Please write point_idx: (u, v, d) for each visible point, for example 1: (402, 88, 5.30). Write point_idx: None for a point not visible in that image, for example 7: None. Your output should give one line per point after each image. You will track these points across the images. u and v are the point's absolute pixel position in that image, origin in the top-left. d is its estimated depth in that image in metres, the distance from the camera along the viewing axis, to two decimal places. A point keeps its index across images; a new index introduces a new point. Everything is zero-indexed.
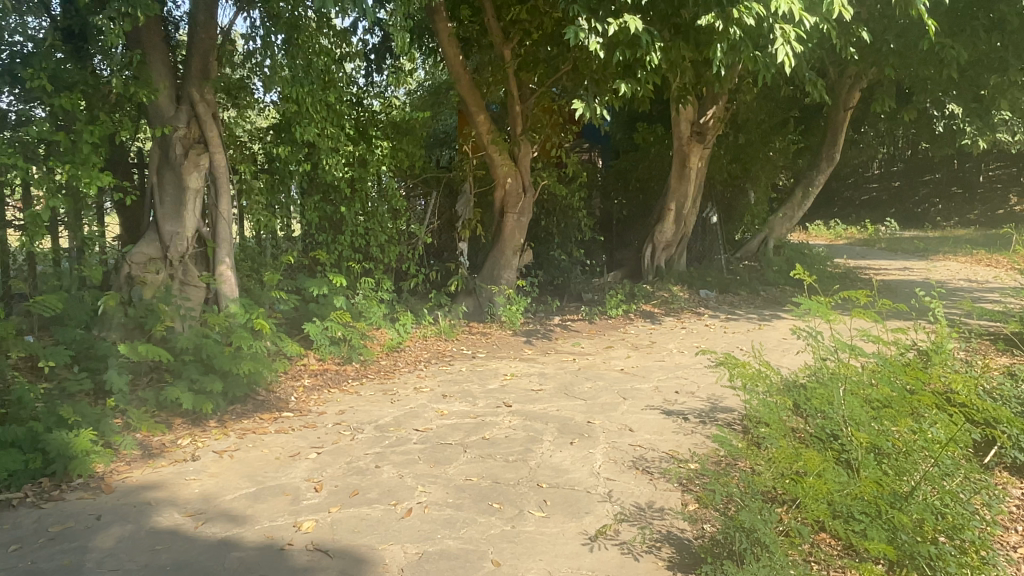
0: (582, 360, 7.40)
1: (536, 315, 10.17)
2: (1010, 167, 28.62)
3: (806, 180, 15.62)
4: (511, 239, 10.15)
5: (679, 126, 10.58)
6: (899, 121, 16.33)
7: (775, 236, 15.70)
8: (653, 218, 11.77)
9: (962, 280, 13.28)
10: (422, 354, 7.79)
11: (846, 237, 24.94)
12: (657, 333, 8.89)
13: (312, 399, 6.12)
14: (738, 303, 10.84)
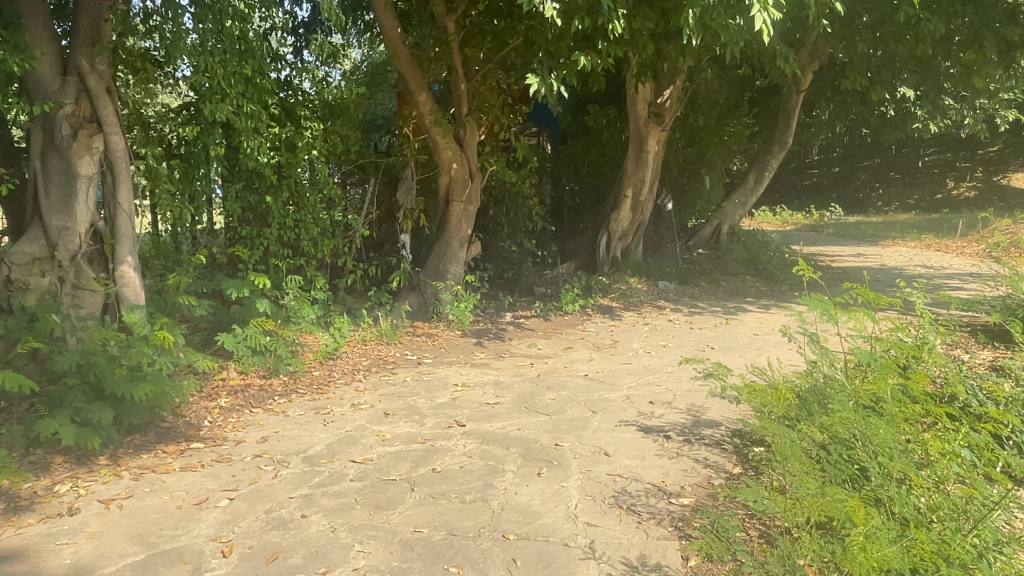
0: (540, 364, 6.66)
1: (487, 312, 9.38)
2: (945, 152, 29.19)
3: (759, 166, 15.26)
4: (458, 231, 9.35)
5: (636, 108, 9.94)
6: (849, 105, 16.11)
7: (728, 224, 15.32)
8: (608, 206, 11.12)
9: (917, 267, 13.07)
10: (361, 362, 6.92)
11: (792, 224, 24.95)
12: (619, 330, 8.22)
13: (229, 423, 5.20)
14: (699, 296, 10.29)
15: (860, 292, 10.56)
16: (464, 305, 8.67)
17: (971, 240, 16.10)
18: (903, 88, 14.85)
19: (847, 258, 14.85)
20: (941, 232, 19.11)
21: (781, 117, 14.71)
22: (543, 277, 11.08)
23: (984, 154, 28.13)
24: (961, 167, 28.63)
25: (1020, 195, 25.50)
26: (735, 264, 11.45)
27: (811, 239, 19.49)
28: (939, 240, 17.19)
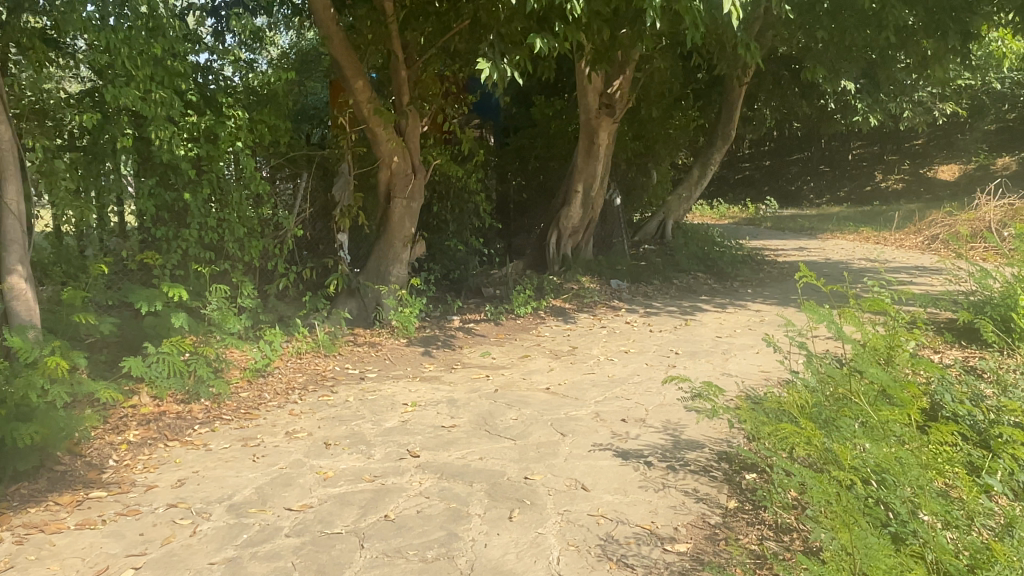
0: (497, 377, 6.10)
1: (433, 317, 8.75)
2: (873, 145, 29.96)
3: (704, 159, 15.06)
4: (400, 230, 8.69)
5: (586, 100, 9.47)
6: (790, 98, 16.10)
7: (674, 218, 15.08)
8: (558, 201, 10.63)
9: (863, 261, 13.06)
10: (296, 379, 6.20)
11: (730, 217, 25.11)
12: (576, 334, 7.72)
13: (141, 461, 4.46)
14: (653, 295, 9.91)
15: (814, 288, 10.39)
16: (409, 310, 8.02)
17: (909, 232, 16.31)
18: (844, 82, 14.88)
19: (792, 252, 14.79)
20: (877, 224, 19.42)
21: (725, 109, 14.53)
22: (490, 277, 10.51)
23: (910, 147, 28.98)
24: (889, 160, 29.44)
25: (945, 187, 26.35)
26: (687, 260, 11.13)
27: (752, 232, 19.51)
28: (877, 233, 17.39)
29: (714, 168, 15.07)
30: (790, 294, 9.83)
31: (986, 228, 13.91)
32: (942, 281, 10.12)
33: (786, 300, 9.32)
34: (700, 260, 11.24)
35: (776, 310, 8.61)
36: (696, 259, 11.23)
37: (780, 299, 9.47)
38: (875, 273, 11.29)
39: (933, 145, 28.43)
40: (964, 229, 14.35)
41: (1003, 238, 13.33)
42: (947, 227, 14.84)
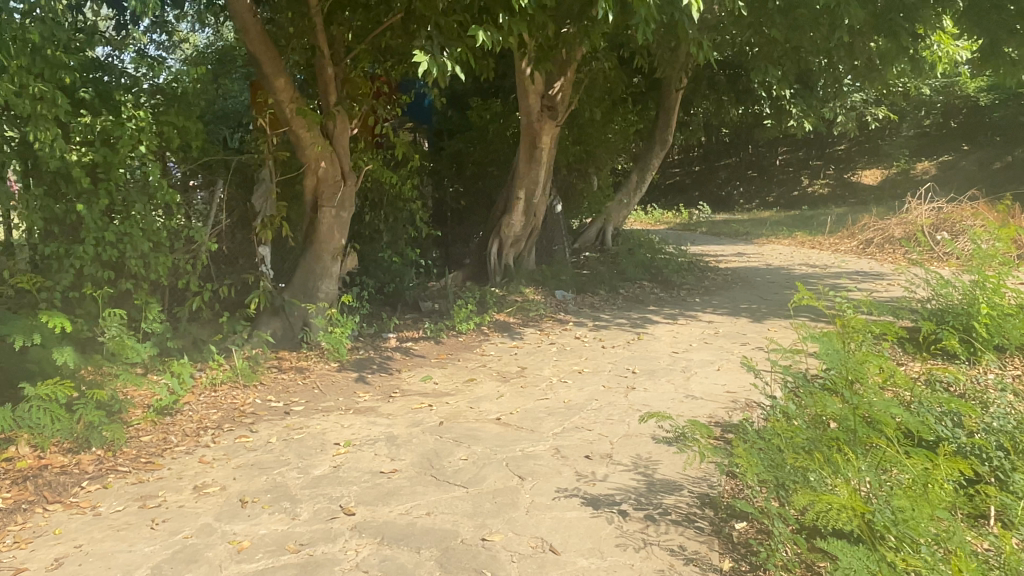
0: (441, 407, 5.47)
1: (366, 336, 8.04)
2: (799, 151, 30.64)
3: (643, 165, 14.79)
4: (329, 242, 7.96)
5: (528, 102, 8.95)
6: (727, 103, 16.03)
7: (614, 225, 14.75)
8: (498, 209, 10.08)
9: (804, 266, 12.99)
10: (209, 417, 5.43)
11: (666, 222, 25.14)
12: (524, 353, 7.16)
13: (8, 536, 3.66)
14: (600, 306, 9.46)
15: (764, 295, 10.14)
16: (341, 330, 7.28)
17: (843, 237, 16.46)
18: (779, 86, 14.90)
19: (733, 258, 14.65)
20: (809, 229, 19.64)
21: (663, 113, 14.28)
22: (428, 290, 9.85)
23: (833, 153, 29.75)
24: (814, 165, 30.14)
25: (868, 192, 27.09)
26: (633, 269, 10.73)
27: (689, 238, 19.43)
28: (811, 238, 17.52)
29: (653, 173, 14.81)
30: (740, 303, 9.54)
31: (919, 232, 14.09)
32: (887, 287, 10.03)
33: (737, 310, 9.01)
34: (645, 268, 10.87)
35: (729, 321, 8.26)
36: (642, 268, 10.85)
37: (729, 309, 9.15)
38: (819, 280, 11.17)
39: (854, 151, 29.26)
40: (897, 233, 14.52)
41: (936, 242, 13.50)
42: (880, 231, 15.00)
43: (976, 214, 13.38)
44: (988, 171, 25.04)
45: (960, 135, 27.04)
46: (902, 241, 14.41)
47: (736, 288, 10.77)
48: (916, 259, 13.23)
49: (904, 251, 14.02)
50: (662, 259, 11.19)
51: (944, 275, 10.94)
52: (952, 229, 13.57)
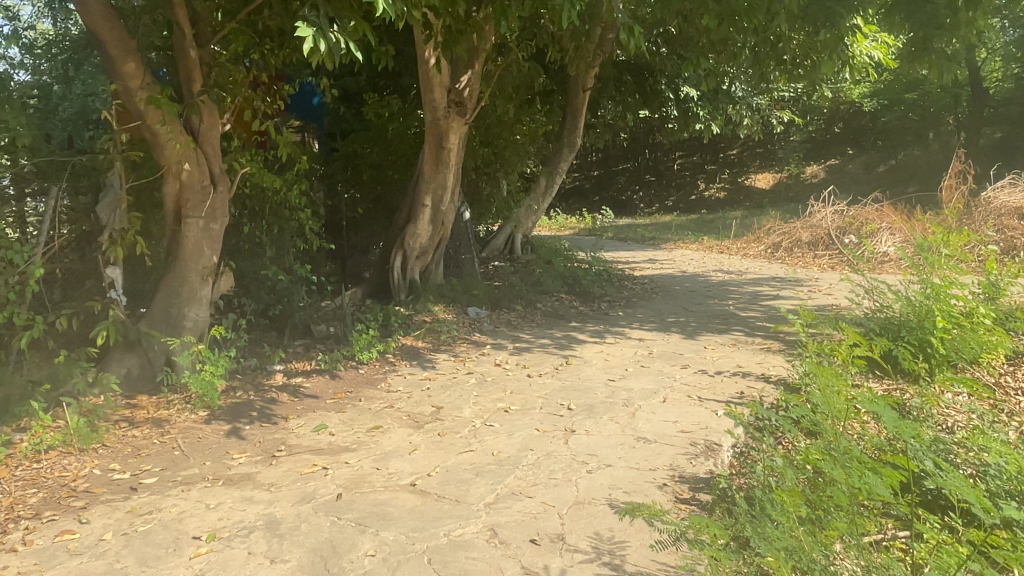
0: (339, 470, 4.38)
1: (247, 371, 6.77)
2: (694, 155, 31.02)
3: (552, 168, 14.08)
4: (197, 259, 6.62)
5: (434, 96, 7.93)
6: (633, 104, 15.58)
7: (523, 232, 14.17)
8: (400, 218, 8.97)
9: (720, 272, 12.60)
10: (23, 504, 4.11)
11: (570, 228, 24.64)
12: (438, 386, 6.12)
13: None
14: (518, 324, 8.54)
15: (688, 306, 9.54)
16: (213, 367, 5.98)
17: (750, 241, 16.33)
18: (688, 88, 14.60)
19: (645, 265, 14.15)
20: (713, 233, 19.55)
21: (572, 114, 13.62)
22: (322, 311, 8.62)
23: (727, 156, 30.25)
24: (709, 169, 30.55)
25: (763, 195, 27.67)
26: (550, 279, 9.89)
27: (596, 243, 18.94)
28: (718, 242, 17.35)
29: (562, 177, 14.15)
30: (666, 316, 8.87)
31: (826, 236, 14.05)
32: (810, 296, 9.67)
33: (665, 324, 8.32)
34: (564, 277, 10.04)
35: (660, 338, 7.54)
36: (560, 277, 10.03)
37: (656, 323, 8.45)
38: (739, 288, 10.74)
39: (747, 155, 29.82)
40: (804, 237, 14.45)
41: (844, 246, 13.47)
42: (787, 235, 14.92)
43: (880, 218, 13.45)
44: (872, 174, 26.05)
45: (845, 139, 28.07)
46: (809, 245, 14.35)
47: (658, 298, 10.12)
48: (827, 263, 13.13)
49: (812, 255, 13.93)
50: (580, 268, 10.41)
51: (862, 281, 10.73)
52: (857, 233, 13.59)
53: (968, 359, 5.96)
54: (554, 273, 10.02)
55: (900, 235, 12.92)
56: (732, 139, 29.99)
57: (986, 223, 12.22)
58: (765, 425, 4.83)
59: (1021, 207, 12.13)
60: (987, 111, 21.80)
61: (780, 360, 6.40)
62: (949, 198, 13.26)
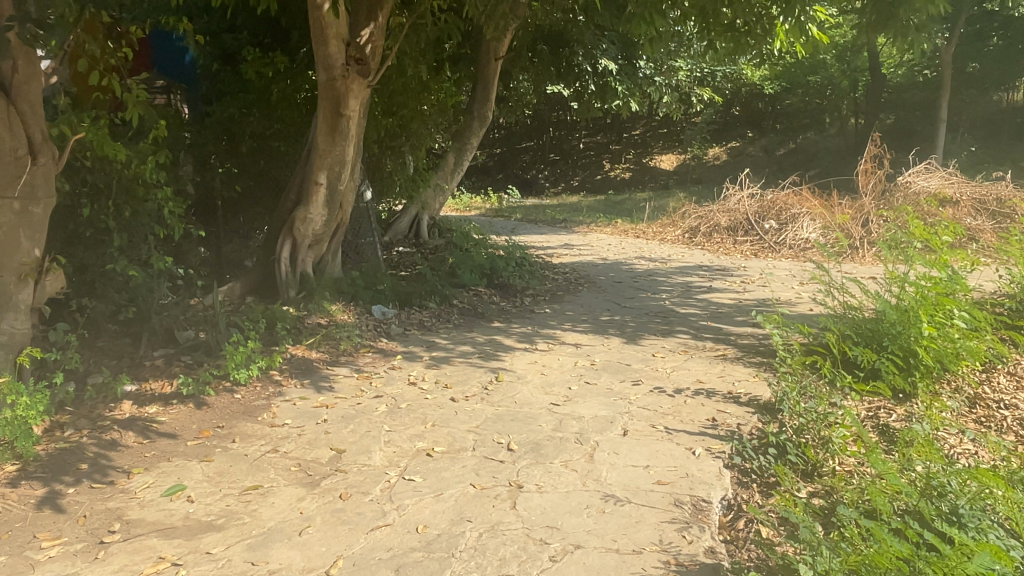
0: (197, 569, 3.06)
1: (84, 399, 5.22)
2: (598, 134, 30.42)
3: (460, 144, 12.85)
4: (12, 254, 5.01)
5: (329, 51, 6.51)
6: (547, 76, 14.52)
7: (429, 213, 12.94)
8: (290, 199, 7.50)
9: (643, 259, 11.84)
10: None
11: (475, 208, 23.47)
12: (338, 417, 4.84)
13: None
14: (433, 325, 7.32)
15: (621, 299, 8.64)
16: (27, 401, 4.34)
17: (665, 224, 15.73)
18: (605, 61, 13.83)
19: (562, 250, 13.17)
20: (624, 215, 18.91)
21: (482, 85, 12.42)
22: (190, 314, 7.06)
23: (630, 137, 29.87)
24: (613, 150, 30.03)
25: (667, 176, 27.50)
26: (467, 270, 8.70)
27: (503, 226, 17.84)
28: (631, 225, 16.65)
29: (471, 154, 12.94)
30: (597, 313, 7.90)
31: (745, 220, 13.51)
32: (746, 289, 8.98)
33: (599, 324, 7.35)
34: (483, 268, 8.87)
35: (597, 343, 6.53)
36: (477, 267, 8.84)
37: (587, 322, 7.45)
38: (667, 278, 9.98)
39: (650, 135, 29.70)
40: (722, 222, 13.86)
41: (765, 231, 12.94)
42: (703, 219, 14.30)
43: (800, 202, 13.04)
44: (772, 156, 26.34)
45: (745, 122, 28.30)
46: (727, 230, 13.76)
47: (585, 291, 9.17)
48: (749, 249, 12.57)
49: (731, 241, 13.36)
50: (498, 257, 9.28)
51: (793, 272, 10.20)
52: (777, 217, 13.13)
53: (950, 368, 5.29)
54: (471, 263, 8.83)
55: (821, 220, 12.56)
56: (636, 119, 29.63)
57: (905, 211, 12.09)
58: (763, 483, 3.86)
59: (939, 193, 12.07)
60: (882, 97, 22.36)
61: (745, 372, 5.51)
62: (866, 181, 12.98)
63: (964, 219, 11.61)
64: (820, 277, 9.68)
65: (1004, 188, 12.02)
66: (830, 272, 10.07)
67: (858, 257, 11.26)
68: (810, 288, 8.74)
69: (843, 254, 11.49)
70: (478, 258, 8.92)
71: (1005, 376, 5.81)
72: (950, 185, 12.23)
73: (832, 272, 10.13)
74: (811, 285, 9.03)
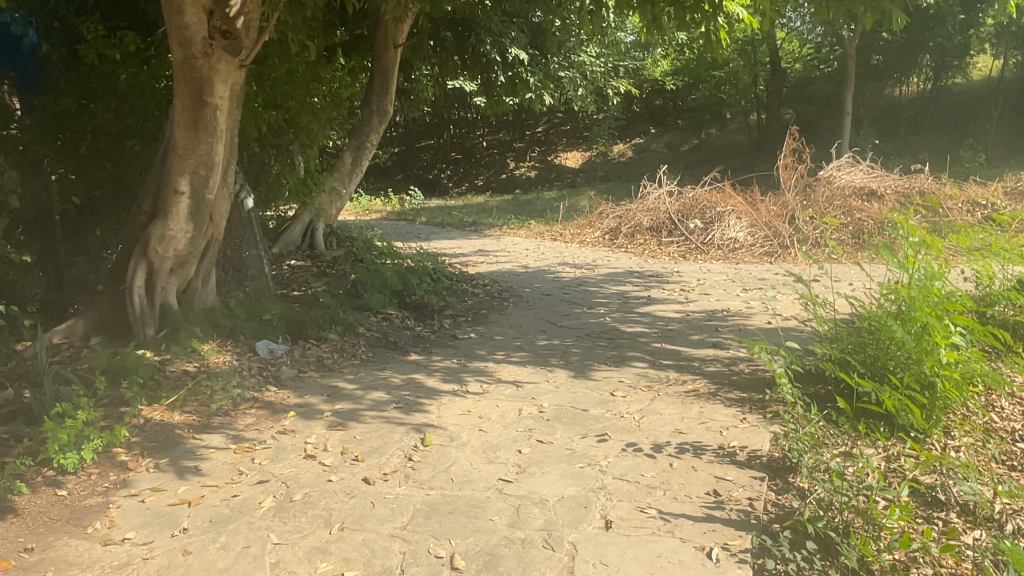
0: None
1: None
2: (501, 132, 29.38)
3: (358, 142, 11.41)
4: None
5: (185, 20, 5.05)
6: (452, 66, 13.21)
7: (325, 221, 11.44)
8: (144, 211, 5.94)
9: (567, 266, 10.84)
10: None
11: (376, 212, 21.89)
12: (205, 524, 3.44)
13: None
14: (334, 364, 5.95)
15: (554, 316, 7.54)
16: None
17: (582, 225, 14.82)
18: (515, 50, 12.60)
19: (476, 258, 11.95)
20: (536, 216, 17.91)
21: (381, 76, 11.04)
22: (11, 366, 5.40)
23: (534, 134, 29.02)
24: (517, 147, 29.02)
25: (573, 173, 26.80)
26: (373, 290, 7.34)
27: (407, 231, 16.42)
28: (546, 227, 15.62)
29: (371, 153, 11.53)
30: (530, 336, 6.73)
31: (669, 220, 12.72)
32: (688, 299, 8.06)
33: (536, 352, 6.20)
34: (391, 286, 7.54)
35: (541, 379, 5.36)
36: (386, 285, 7.50)
37: (522, 350, 6.27)
38: (599, 288, 8.99)
39: (553, 132, 28.95)
40: (644, 222, 13.01)
41: (689, 232, 12.19)
42: (624, 220, 13.42)
43: (724, 200, 12.37)
44: (677, 152, 26.16)
45: (649, 119, 28.02)
46: (650, 231, 12.92)
47: (511, 308, 8.02)
48: (676, 251, 11.75)
49: (655, 242, 12.53)
50: (409, 271, 7.98)
51: (731, 276, 9.42)
52: (702, 216, 12.40)
53: (965, 397, 4.47)
54: (378, 281, 7.48)
55: (746, 218, 11.93)
56: (539, 116, 28.79)
57: (831, 207, 11.62)
58: None
59: (864, 187, 11.80)
60: (784, 93, 22.49)
61: (730, 415, 4.49)
62: (789, 177, 12.61)
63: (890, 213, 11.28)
64: (762, 282, 8.91)
65: (924, 182, 11.80)
66: (770, 276, 9.34)
67: (791, 258, 10.67)
68: (757, 298, 7.93)
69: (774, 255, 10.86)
70: (386, 275, 7.58)
71: (1008, 400, 5.06)
72: (872, 179, 11.92)
73: (770, 275, 9.40)
74: (757, 293, 8.22)
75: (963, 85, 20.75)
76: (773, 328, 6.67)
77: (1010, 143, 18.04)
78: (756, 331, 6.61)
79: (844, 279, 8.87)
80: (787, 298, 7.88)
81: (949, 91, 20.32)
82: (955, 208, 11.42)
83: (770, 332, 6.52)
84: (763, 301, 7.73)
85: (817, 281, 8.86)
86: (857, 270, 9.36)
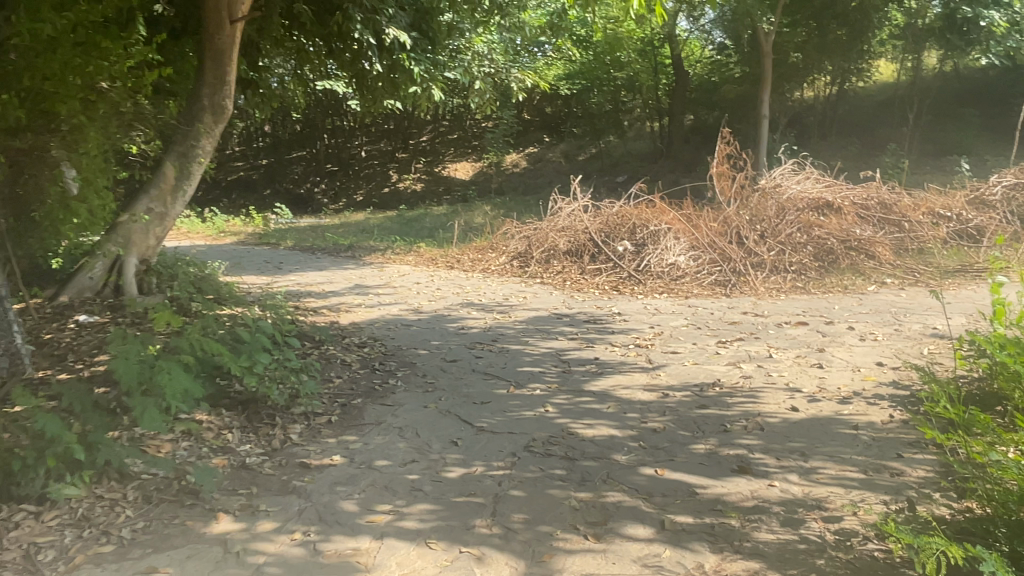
0: None
1: None
2: (381, 141, 26.46)
3: (187, 147, 8.30)
4: None
5: None
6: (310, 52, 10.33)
7: (137, 255, 8.24)
8: None
9: (472, 308, 8.26)
10: None
11: (234, 234, 18.54)
12: None
13: None
14: (60, 568, 3.08)
15: (469, 406, 4.92)
16: None
17: (483, 248, 12.30)
18: (394, 31, 9.69)
19: (352, 298, 9.16)
20: (426, 237, 15.26)
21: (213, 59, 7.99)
22: None
23: (418, 144, 26.29)
24: (400, 158, 26.17)
25: (462, 186, 24.29)
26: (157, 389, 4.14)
27: (266, 260, 13.30)
28: (440, 251, 12.98)
29: (204, 162, 8.47)
30: (434, 457, 4.06)
31: (592, 243, 10.50)
32: (655, 362, 5.71)
33: (449, 498, 3.55)
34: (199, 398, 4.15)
35: None
36: (184, 402, 4.05)
37: (424, 495, 3.59)
38: (522, 347, 6.47)
39: (439, 142, 26.40)
40: (563, 245, 10.72)
41: (619, 256, 9.95)
42: (535, 241, 11.10)
43: (657, 216, 10.31)
44: (574, 163, 24.28)
45: (542, 126, 26.09)
46: (569, 255, 10.63)
47: (401, 391, 5.34)
48: (605, 281, 9.48)
49: (576, 268, 10.21)
50: (245, 332, 4.95)
51: (690, 319, 7.19)
52: (631, 237, 10.26)
53: None
54: (170, 390, 3.98)
55: (686, 238, 9.84)
56: (423, 123, 26.09)
57: (782, 222, 9.72)
58: None
59: (819, 199, 10.03)
60: (687, 96, 21.07)
61: None
62: (725, 189, 10.77)
63: (851, 229, 9.55)
64: (738, 329, 6.72)
65: (881, 192, 10.18)
66: (739, 318, 7.20)
67: (749, 289, 8.63)
68: (749, 360, 5.67)
69: (728, 285, 8.81)
70: (184, 377, 4.12)
71: None
72: (826, 189, 10.17)
73: (740, 317, 7.27)
74: (741, 349, 6.00)
75: (865, 89, 20.16)
76: (812, 423, 4.34)
77: (921, 149, 17.42)
78: (790, 429, 4.24)
79: (836, 322, 6.88)
80: (789, 359, 5.69)
81: (852, 96, 19.65)
82: (919, 220, 9.85)
83: (812, 433, 4.18)
84: (762, 368, 5.49)
85: (803, 325, 6.80)
86: (840, 308, 7.42)
